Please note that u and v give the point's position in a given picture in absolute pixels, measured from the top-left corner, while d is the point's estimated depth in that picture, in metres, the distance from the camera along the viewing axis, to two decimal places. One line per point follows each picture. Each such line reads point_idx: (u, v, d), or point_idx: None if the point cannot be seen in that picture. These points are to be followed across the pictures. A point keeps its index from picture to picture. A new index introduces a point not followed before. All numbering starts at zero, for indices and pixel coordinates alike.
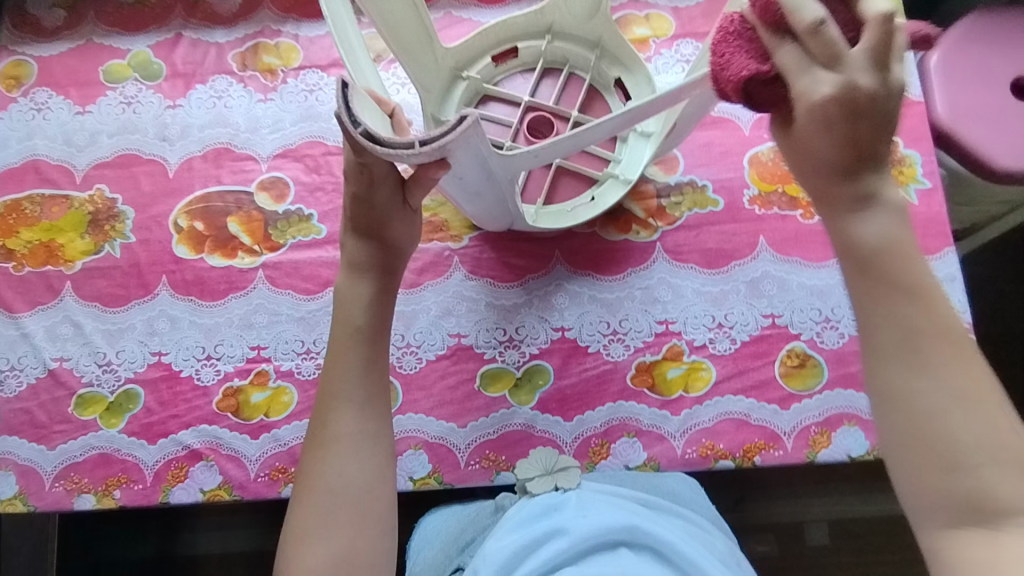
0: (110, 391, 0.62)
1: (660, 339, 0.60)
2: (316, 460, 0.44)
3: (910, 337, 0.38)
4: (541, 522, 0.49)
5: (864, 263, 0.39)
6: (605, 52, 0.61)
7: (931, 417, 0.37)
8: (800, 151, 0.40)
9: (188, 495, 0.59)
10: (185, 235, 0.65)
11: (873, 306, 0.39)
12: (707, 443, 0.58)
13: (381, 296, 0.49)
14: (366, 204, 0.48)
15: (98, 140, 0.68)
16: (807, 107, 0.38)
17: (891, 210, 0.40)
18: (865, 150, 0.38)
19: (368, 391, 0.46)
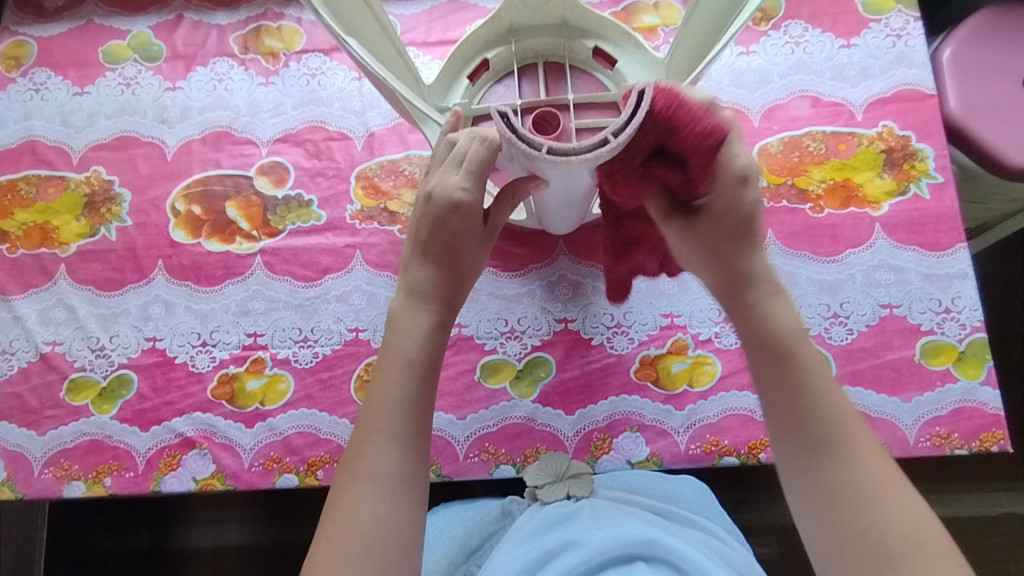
0: (103, 376, 0.61)
1: (665, 333, 0.59)
2: (345, 494, 0.41)
3: (818, 423, 0.41)
4: (553, 533, 0.48)
5: (783, 356, 0.43)
6: (577, 29, 0.57)
7: (856, 510, 0.39)
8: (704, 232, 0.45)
9: (181, 483, 0.58)
10: (183, 219, 0.64)
11: (777, 390, 0.43)
12: (711, 439, 0.57)
13: (437, 331, 0.46)
14: (444, 227, 0.46)
15: (96, 121, 0.67)
16: (733, 173, 0.43)
17: (783, 296, 0.45)
18: (748, 234, 0.45)
19: (409, 427, 0.43)
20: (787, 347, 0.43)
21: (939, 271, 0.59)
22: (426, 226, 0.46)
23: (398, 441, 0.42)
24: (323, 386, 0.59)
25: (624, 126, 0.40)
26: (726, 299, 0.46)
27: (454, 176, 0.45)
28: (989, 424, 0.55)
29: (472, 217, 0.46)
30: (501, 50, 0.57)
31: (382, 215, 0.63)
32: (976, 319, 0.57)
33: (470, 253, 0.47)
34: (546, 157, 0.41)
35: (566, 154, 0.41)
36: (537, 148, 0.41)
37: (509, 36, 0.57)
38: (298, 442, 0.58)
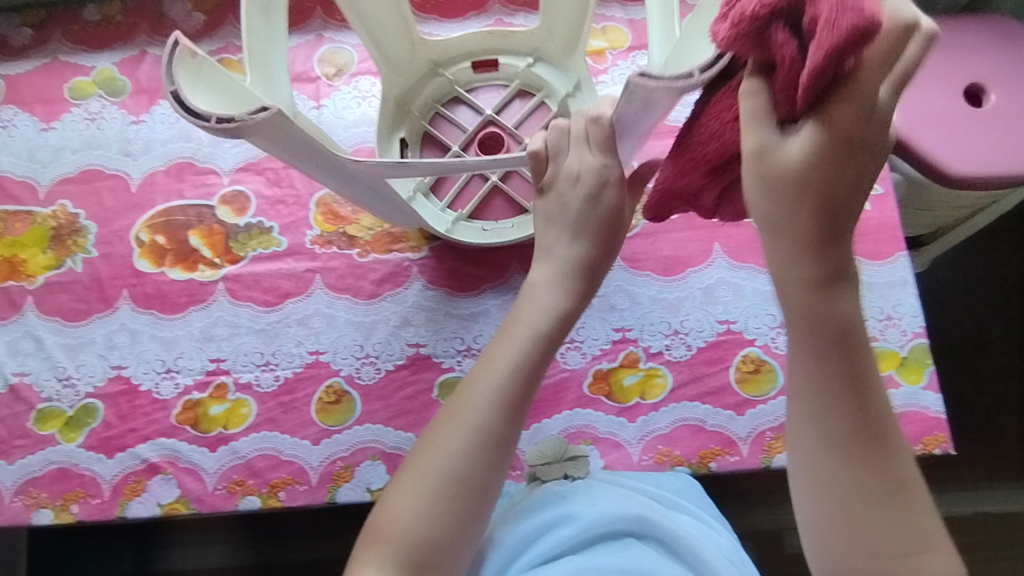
0: (69, 405, 0.62)
1: (616, 347, 0.61)
2: (438, 432, 0.42)
3: (856, 382, 0.34)
4: (551, 506, 0.48)
5: (832, 347, 0.34)
6: (447, 65, 0.66)
7: (856, 463, 0.35)
8: (796, 180, 0.31)
9: (146, 509, 0.59)
10: (147, 248, 0.65)
11: (812, 327, 0.34)
12: (663, 449, 0.58)
13: (557, 311, 0.45)
14: (591, 203, 0.46)
15: (62, 156, 0.68)
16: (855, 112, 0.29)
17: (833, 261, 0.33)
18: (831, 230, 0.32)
19: (521, 392, 0.42)
20: (837, 336, 0.34)
21: (881, 279, 0.60)
22: (574, 205, 0.47)
23: (510, 402, 0.42)
24: (285, 409, 0.61)
25: (712, 63, 0.36)
26: (799, 266, 0.33)
27: (575, 163, 0.47)
28: (931, 427, 0.57)
29: (618, 188, 0.47)
30: (408, 120, 0.65)
31: (341, 240, 0.65)
32: (916, 325, 0.59)
33: (602, 233, 0.47)
34: (636, 80, 0.38)
35: (656, 81, 0.38)
36: (688, 74, 0.37)
37: (402, 105, 0.65)
38: (261, 465, 0.60)
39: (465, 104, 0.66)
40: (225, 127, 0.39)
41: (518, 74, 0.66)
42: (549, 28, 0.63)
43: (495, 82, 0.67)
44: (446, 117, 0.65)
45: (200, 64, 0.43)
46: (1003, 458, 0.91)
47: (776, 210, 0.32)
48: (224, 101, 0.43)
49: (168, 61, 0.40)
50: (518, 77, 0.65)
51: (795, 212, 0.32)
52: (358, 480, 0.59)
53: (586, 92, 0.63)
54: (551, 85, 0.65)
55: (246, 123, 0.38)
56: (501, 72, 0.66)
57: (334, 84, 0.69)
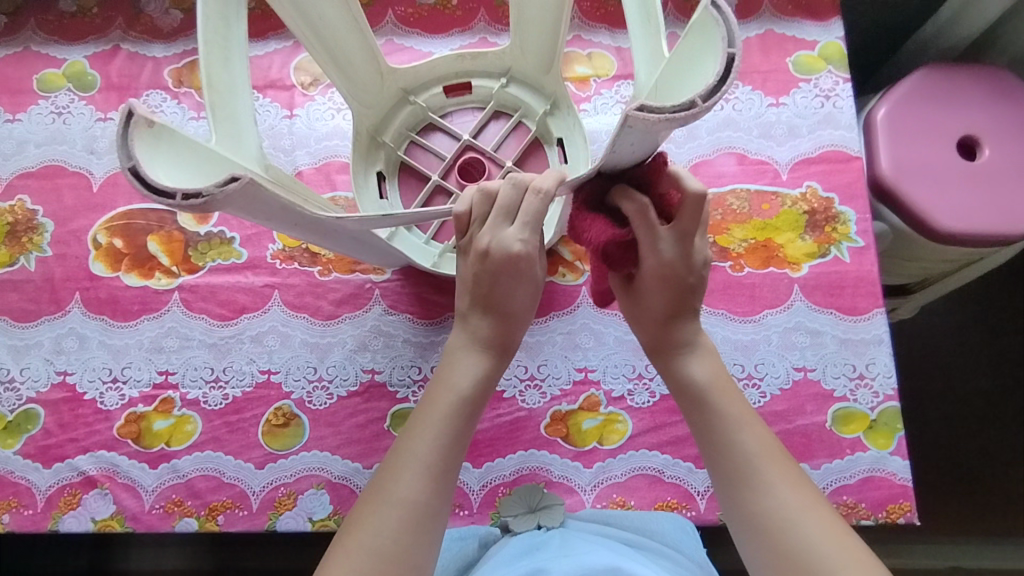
0: (10, 410, 0.60)
1: (578, 388, 0.59)
2: (366, 513, 0.41)
3: (749, 463, 0.41)
4: (524, 559, 0.46)
5: (697, 405, 0.44)
6: (418, 91, 0.64)
7: (784, 535, 0.39)
8: (638, 307, 0.46)
9: (79, 523, 0.57)
10: (103, 251, 0.63)
11: (711, 430, 0.43)
12: (618, 499, 0.56)
13: (482, 383, 0.45)
14: (508, 274, 0.43)
15: (25, 149, 0.66)
16: (654, 270, 0.42)
17: (705, 351, 0.46)
18: (680, 313, 0.45)
19: (444, 461, 0.42)
20: (700, 401, 0.44)
21: (855, 336, 0.58)
22: (487, 280, 0.43)
23: (434, 474, 0.41)
24: (231, 429, 0.59)
25: (715, 90, 0.29)
26: (658, 357, 0.47)
27: (496, 232, 0.42)
28: (896, 495, 0.55)
29: (532, 267, 0.43)
30: (383, 151, 0.64)
31: (304, 256, 0.63)
32: (889, 387, 0.57)
33: (518, 309, 0.45)
34: (635, 115, 0.30)
35: (654, 113, 0.29)
36: (690, 105, 0.29)
37: (377, 138, 0.63)
38: (201, 486, 0.57)
39: (440, 129, 0.64)
40: (195, 205, 0.33)
41: (493, 95, 0.64)
42: (520, 49, 0.61)
43: (469, 104, 0.65)
44: (421, 145, 0.64)
45: (161, 128, 0.34)
46: (972, 512, 0.90)
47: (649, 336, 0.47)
48: (194, 171, 0.35)
49: (121, 131, 0.33)
50: (493, 99, 0.64)
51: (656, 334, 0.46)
52: (300, 509, 0.57)
53: (564, 111, 0.62)
54: (527, 105, 0.63)
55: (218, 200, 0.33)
56: (474, 94, 0.65)
57: (309, 94, 0.67)
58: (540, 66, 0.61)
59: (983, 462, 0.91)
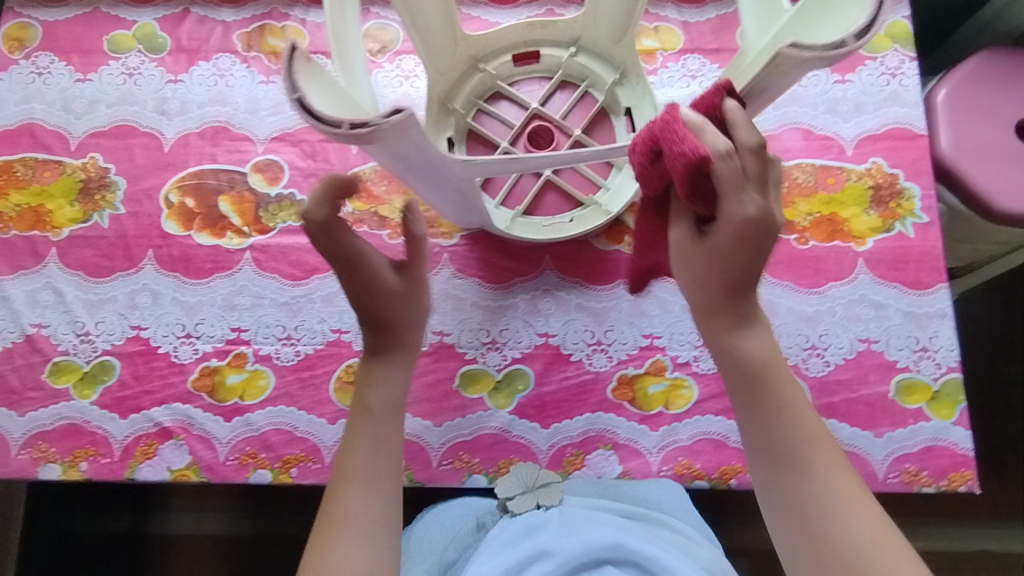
0: (86, 361, 0.61)
1: (644, 353, 0.60)
2: (320, 543, 0.43)
3: (797, 449, 0.41)
4: (522, 544, 0.52)
5: (753, 383, 0.42)
6: (487, 60, 0.65)
7: (822, 525, 0.39)
8: (694, 255, 0.42)
9: (156, 472, 0.58)
10: (175, 210, 0.64)
11: (757, 414, 0.42)
12: (684, 462, 0.57)
13: (395, 381, 0.48)
14: (378, 286, 0.47)
15: (96, 109, 0.67)
16: (734, 226, 0.38)
17: (762, 329, 0.43)
18: (750, 282, 0.41)
19: (382, 480, 0.46)
20: (752, 380, 0.42)
21: (918, 309, 0.59)
22: (358, 299, 0.48)
23: (383, 493, 0.45)
24: (303, 385, 0.60)
25: (863, 31, 0.36)
26: (716, 321, 0.43)
27: (338, 242, 0.46)
28: (958, 464, 0.56)
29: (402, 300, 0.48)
30: (454, 118, 0.64)
31: (373, 219, 0.64)
32: (952, 360, 0.58)
33: (389, 341, 0.49)
34: (787, 52, 0.36)
35: (807, 51, 0.36)
36: (838, 45, 0.36)
37: (447, 106, 0.63)
38: (274, 439, 0.59)
39: (508, 98, 0.65)
40: (361, 133, 0.37)
41: (561, 65, 0.65)
42: (593, 17, 0.61)
43: (536, 74, 0.66)
44: (489, 113, 0.65)
45: (315, 65, 0.39)
46: (1001, 498, 0.90)
47: (697, 291, 0.43)
48: (342, 102, 0.39)
49: (287, 65, 0.37)
50: (562, 69, 0.65)
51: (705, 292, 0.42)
52: None
53: (633, 80, 0.63)
54: (595, 76, 0.64)
55: (380, 128, 0.37)
56: (542, 64, 0.65)
57: (378, 61, 0.68)
58: (613, 34, 0.61)
59: (996, 448, 0.92)
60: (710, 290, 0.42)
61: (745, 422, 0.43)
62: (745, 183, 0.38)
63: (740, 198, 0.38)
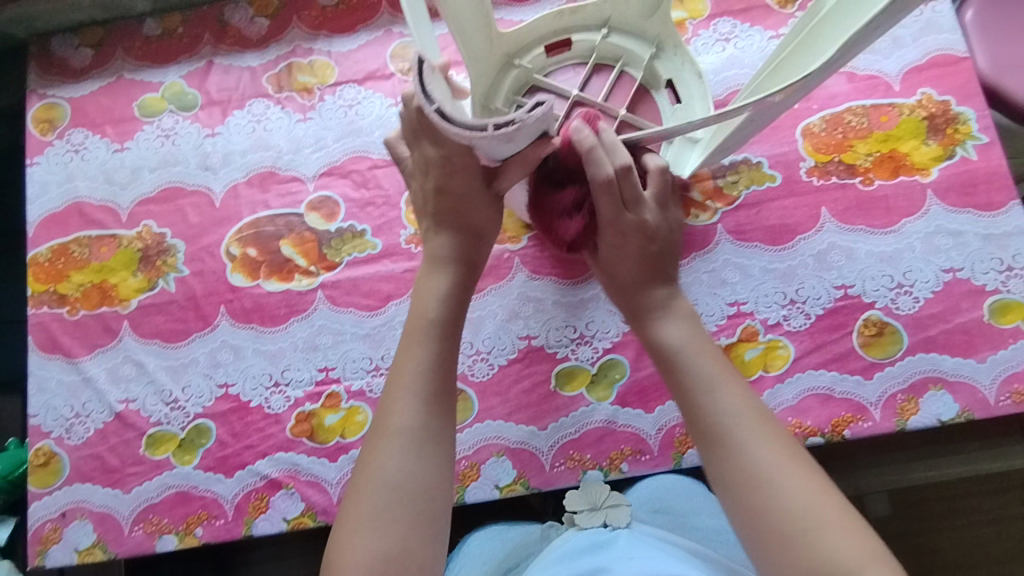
0: (180, 428, 0.61)
1: (733, 321, 0.60)
2: (373, 448, 0.42)
3: (717, 420, 0.42)
4: (586, 558, 0.45)
5: (672, 362, 0.46)
6: (520, 55, 0.62)
7: (766, 487, 0.39)
8: (623, 252, 0.50)
9: (273, 525, 0.58)
10: (239, 262, 0.64)
11: (708, 386, 0.43)
12: (795, 421, 0.57)
13: (455, 292, 0.47)
14: (449, 197, 0.48)
15: (139, 176, 0.67)
16: (609, 207, 0.48)
17: (683, 316, 0.48)
18: (663, 274, 0.50)
19: (438, 387, 0.43)
20: (671, 360, 0.45)
21: (997, 230, 0.59)
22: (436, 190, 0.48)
23: (428, 399, 0.43)
24: None
25: None
26: (630, 302, 0.50)
27: (437, 147, 0.46)
28: None
29: (471, 180, 0.47)
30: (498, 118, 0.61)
31: None
32: None
33: (480, 216, 0.49)
34: None
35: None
36: None
37: (490, 107, 0.60)
38: None
39: (546, 90, 0.61)
40: (508, 130, 0.39)
41: (595, 48, 0.62)
42: None
43: (569, 61, 0.62)
44: None
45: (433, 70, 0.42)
46: None
47: (632, 278, 0.49)
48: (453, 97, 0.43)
49: (418, 75, 0.40)
50: (596, 52, 0.61)
51: (658, 289, 0.49)
52: (486, 478, 0.58)
53: (671, 51, 0.61)
54: (632, 53, 0.61)
55: (524, 123, 0.39)
56: (574, 51, 0.62)
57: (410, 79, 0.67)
58: (646, 8, 0.59)
59: None
60: (638, 274, 0.49)
61: (672, 386, 0.45)
62: (632, 199, 0.48)
63: (620, 205, 0.48)
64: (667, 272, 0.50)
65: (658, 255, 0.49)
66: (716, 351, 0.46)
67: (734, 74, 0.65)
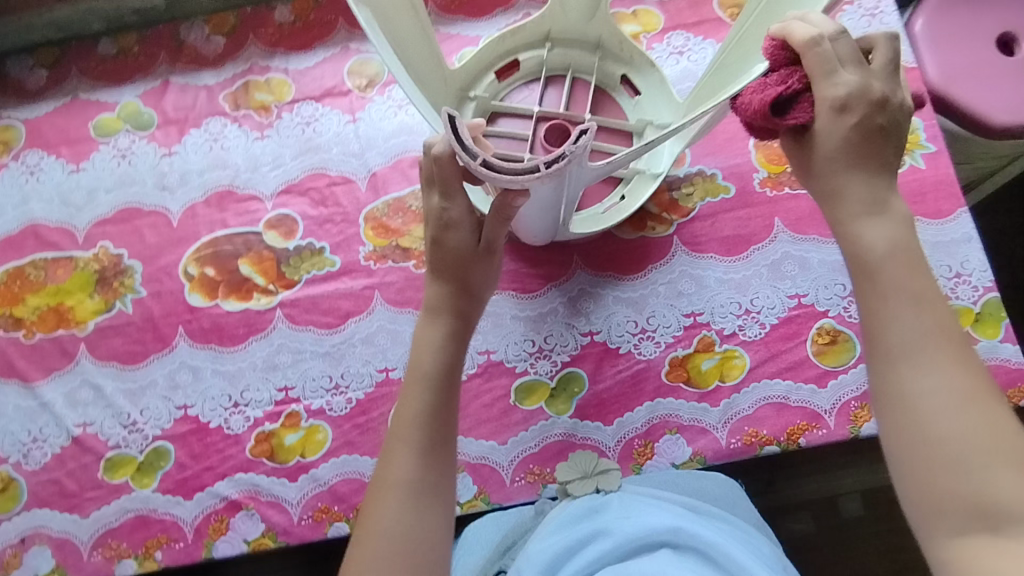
0: (139, 451, 0.60)
1: (690, 332, 0.60)
2: (373, 501, 0.42)
3: (921, 337, 0.36)
4: (584, 523, 0.49)
5: (870, 272, 0.38)
6: (473, 87, 0.59)
7: (926, 421, 0.35)
8: (811, 155, 0.41)
9: (233, 547, 0.58)
10: (197, 282, 0.64)
11: (877, 307, 0.38)
12: (751, 431, 0.58)
13: (452, 342, 0.46)
14: (448, 250, 0.47)
15: (96, 196, 0.66)
16: (829, 104, 0.39)
17: (898, 218, 0.39)
18: (892, 167, 0.39)
19: (436, 437, 0.43)
20: (869, 267, 0.38)
21: (945, 238, 0.60)
22: (433, 245, 0.47)
23: (425, 450, 0.42)
24: (361, 431, 0.59)
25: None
26: (857, 172, 0.39)
27: (445, 199, 0.46)
28: (1014, 379, 0.57)
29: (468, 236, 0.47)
30: None
31: (396, 253, 0.63)
32: (987, 280, 0.59)
33: (478, 269, 0.48)
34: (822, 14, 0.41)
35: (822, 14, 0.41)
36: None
37: None
38: (344, 490, 0.58)
39: (507, 114, 0.58)
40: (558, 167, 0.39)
41: (543, 62, 0.59)
42: (558, 5, 0.57)
43: (520, 81, 0.60)
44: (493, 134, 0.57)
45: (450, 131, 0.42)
46: None
47: (859, 181, 0.39)
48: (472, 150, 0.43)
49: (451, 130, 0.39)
50: (547, 66, 0.59)
51: (881, 181, 0.39)
52: None
53: (618, 48, 0.59)
54: (581, 63, 0.59)
55: (573, 155, 0.39)
56: (524, 70, 0.60)
57: (368, 96, 0.67)
58: (585, 11, 0.56)
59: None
60: (860, 173, 0.39)
61: (860, 301, 0.39)
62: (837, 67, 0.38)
63: (837, 80, 0.38)
64: (885, 163, 0.39)
65: (885, 136, 0.39)
66: (925, 263, 0.39)
67: (688, 87, 0.65)
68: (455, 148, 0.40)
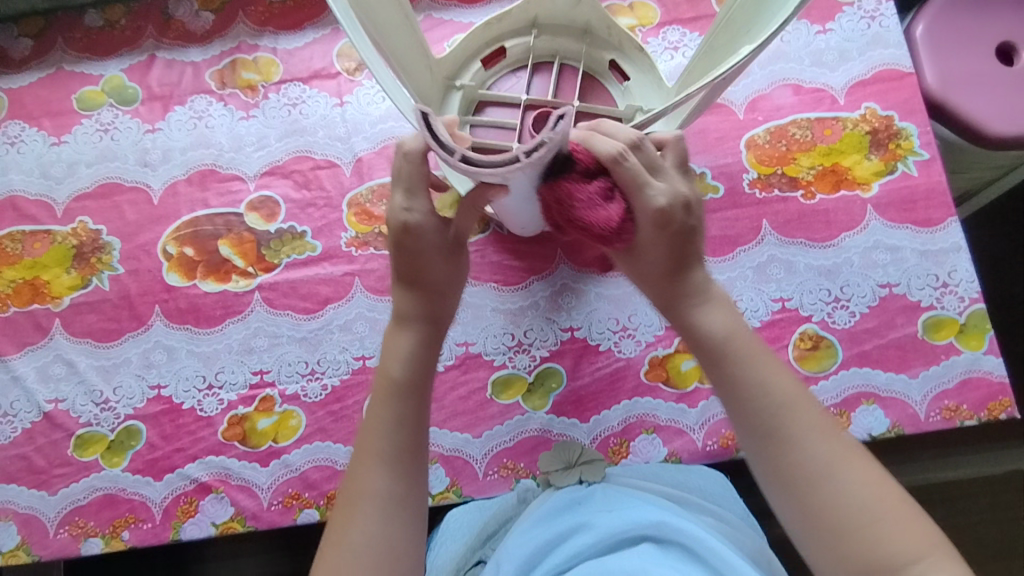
0: (110, 429, 0.60)
1: (671, 332, 0.59)
2: (343, 515, 0.41)
3: (769, 422, 0.41)
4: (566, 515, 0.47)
5: (721, 359, 0.43)
6: (459, 75, 0.58)
7: (810, 492, 0.40)
8: (642, 256, 0.44)
9: (200, 530, 0.57)
10: (175, 261, 0.63)
11: (739, 395, 0.42)
12: (728, 434, 0.57)
13: (422, 348, 0.45)
14: (412, 253, 0.45)
15: (76, 170, 0.65)
16: (652, 215, 0.41)
17: (721, 303, 0.45)
18: (687, 258, 0.44)
19: (403, 447, 0.42)
20: (723, 356, 0.43)
21: (933, 247, 0.59)
22: (396, 251, 0.45)
23: (393, 462, 0.42)
24: (335, 418, 0.59)
25: None
26: (673, 286, 0.44)
27: (409, 200, 0.44)
28: (995, 393, 0.56)
29: (437, 236, 0.44)
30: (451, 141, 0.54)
31: (378, 240, 0.62)
32: (974, 291, 0.58)
33: (451, 272, 0.46)
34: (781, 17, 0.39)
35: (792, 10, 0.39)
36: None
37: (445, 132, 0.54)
38: (316, 477, 0.58)
39: (494, 103, 0.56)
40: (540, 151, 0.37)
41: (530, 50, 0.58)
42: None
43: (507, 70, 0.59)
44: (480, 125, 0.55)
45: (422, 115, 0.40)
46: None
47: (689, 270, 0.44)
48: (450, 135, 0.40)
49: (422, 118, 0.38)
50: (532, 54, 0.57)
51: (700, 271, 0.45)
52: None
53: (603, 33, 0.58)
54: (568, 50, 0.58)
55: (552, 140, 0.37)
56: (510, 58, 0.59)
57: (356, 80, 0.66)
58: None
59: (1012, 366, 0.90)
60: (673, 264, 0.44)
61: (721, 393, 0.44)
62: (645, 178, 0.41)
63: (659, 182, 0.42)
64: (687, 254, 0.44)
65: (688, 227, 0.43)
66: (756, 338, 0.44)
67: None
68: (432, 147, 0.38)
